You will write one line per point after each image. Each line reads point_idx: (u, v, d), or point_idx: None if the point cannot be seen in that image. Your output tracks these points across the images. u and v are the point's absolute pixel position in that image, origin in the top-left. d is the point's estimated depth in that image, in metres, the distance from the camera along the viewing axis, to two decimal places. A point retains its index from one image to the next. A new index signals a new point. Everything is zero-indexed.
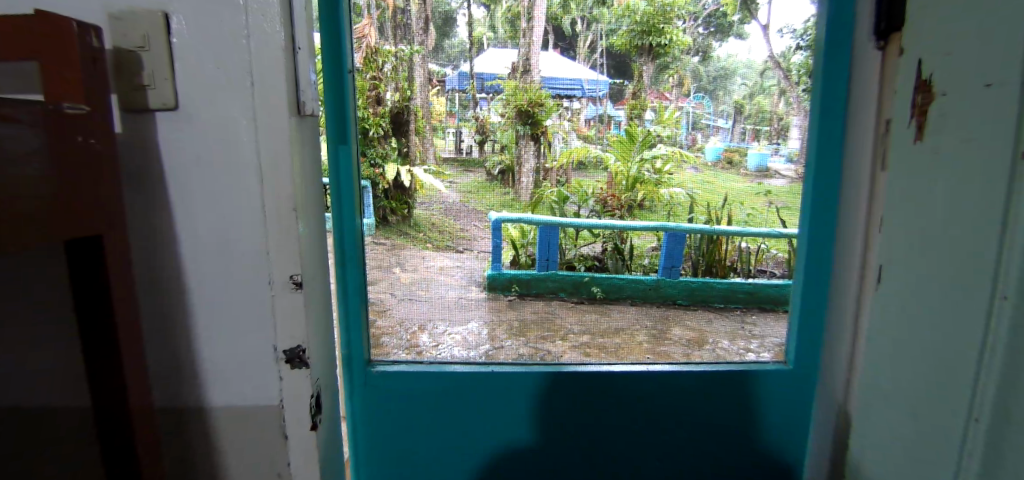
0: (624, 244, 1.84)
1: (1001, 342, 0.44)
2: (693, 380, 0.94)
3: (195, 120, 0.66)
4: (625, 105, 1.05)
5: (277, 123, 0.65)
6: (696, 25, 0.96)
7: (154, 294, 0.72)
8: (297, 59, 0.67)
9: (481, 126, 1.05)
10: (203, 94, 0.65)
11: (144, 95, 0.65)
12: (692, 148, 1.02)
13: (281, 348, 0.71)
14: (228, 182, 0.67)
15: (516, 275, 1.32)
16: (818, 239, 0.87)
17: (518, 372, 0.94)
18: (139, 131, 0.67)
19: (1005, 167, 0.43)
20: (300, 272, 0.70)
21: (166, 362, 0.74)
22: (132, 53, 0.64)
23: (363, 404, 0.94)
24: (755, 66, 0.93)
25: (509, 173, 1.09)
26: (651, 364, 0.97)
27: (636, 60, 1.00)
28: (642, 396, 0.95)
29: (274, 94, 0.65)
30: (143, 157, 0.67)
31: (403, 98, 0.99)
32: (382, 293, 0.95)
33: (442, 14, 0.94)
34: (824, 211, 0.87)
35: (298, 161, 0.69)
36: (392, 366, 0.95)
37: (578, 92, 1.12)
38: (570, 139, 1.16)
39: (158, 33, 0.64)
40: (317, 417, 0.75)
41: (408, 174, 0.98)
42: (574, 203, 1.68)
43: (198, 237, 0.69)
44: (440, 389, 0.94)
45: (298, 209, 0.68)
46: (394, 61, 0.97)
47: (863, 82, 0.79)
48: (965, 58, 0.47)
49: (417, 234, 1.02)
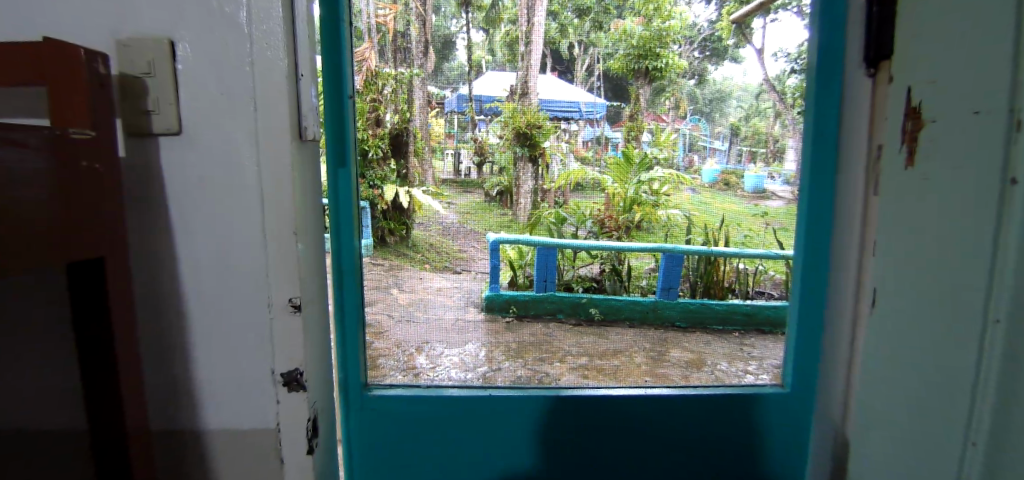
0: (620, 266, 2.47)
1: (995, 365, 0.44)
2: (694, 401, 0.93)
3: (197, 143, 0.67)
4: (622, 126, 1.37)
5: (279, 148, 0.66)
6: (692, 49, 1.21)
7: (153, 315, 0.72)
8: (301, 85, 0.67)
9: (478, 147, 1.28)
10: (205, 117, 0.66)
11: (148, 120, 0.66)
12: (691, 168, 1.23)
13: (279, 371, 0.71)
14: (228, 203, 0.68)
15: (512, 299, 1.97)
16: (813, 262, 0.87)
17: (516, 394, 0.93)
18: (142, 155, 0.67)
19: (995, 192, 0.44)
20: (300, 294, 0.70)
21: (162, 384, 0.73)
22: (137, 79, 0.65)
23: (359, 428, 0.91)
24: (752, 88, 1.02)
25: (505, 195, 1.34)
26: (648, 386, 0.96)
27: (635, 84, 1.33)
28: (645, 418, 0.94)
29: (276, 119, 0.66)
30: (145, 179, 0.68)
31: (404, 120, 1.24)
32: (378, 313, 0.96)
33: (442, 38, 1.06)
34: (818, 233, 0.86)
35: (302, 185, 0.69)
36: (389, 390, 0.92)
37: (576, 113, 1.41)
38: (568, 159, 1.44)
39: (163, 59, 0.65)
40: (313, 440, 0.74)
41: (407, 195, 1.17)
42: (572, 220, 2.07)
43: (198, 259, 0.69)
44: (436, 414, 0.91)
45: (298, 232, 0.69)
46: (395, 84, 1.16)
47: (851, 107, 0.78)
48: (952, 86, 0.48)
49: (415, 256, 1.15)
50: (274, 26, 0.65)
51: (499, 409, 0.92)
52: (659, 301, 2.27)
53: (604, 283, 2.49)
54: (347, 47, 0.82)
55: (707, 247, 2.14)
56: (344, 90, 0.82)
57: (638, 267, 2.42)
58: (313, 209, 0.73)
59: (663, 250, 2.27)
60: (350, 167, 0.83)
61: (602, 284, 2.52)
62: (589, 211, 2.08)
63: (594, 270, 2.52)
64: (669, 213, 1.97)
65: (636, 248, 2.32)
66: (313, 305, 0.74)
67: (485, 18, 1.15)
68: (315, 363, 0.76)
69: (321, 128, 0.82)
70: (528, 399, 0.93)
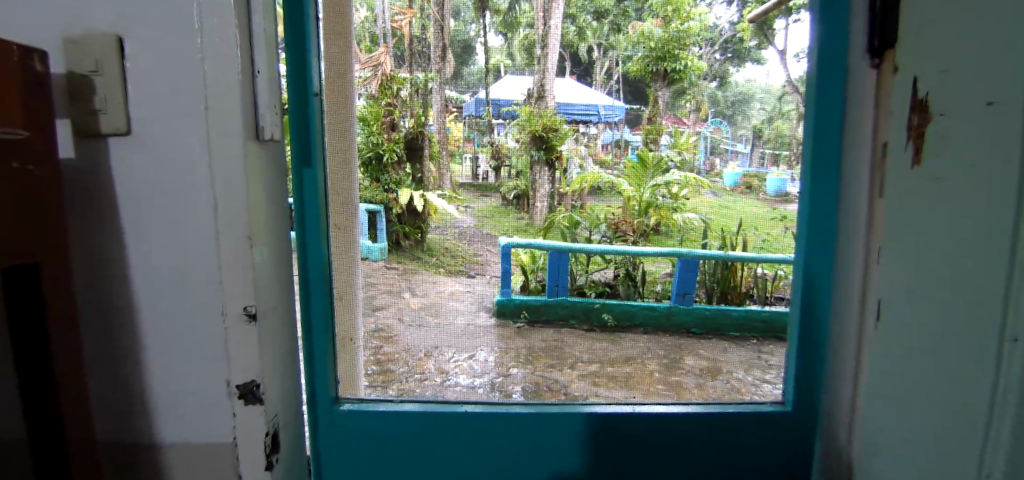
0: (636, 271, 2.46)
1: (1013, 389, 0.37)
2: (689, 425, 0.66)
3: (151, 146, 0.50)
4: (642, 129, 1.58)
5: (231, 146, 0.50)
6: (713, 50, 1.23)
7: (102, 337, 0.55)
8: (258, 83, 0.51)
9: (495, 152, 1.41)
10: (156, 116, 0.50)
11: (97, 122, 0.50)
12: (712, 171, 1.37)
13: (234, 382, 0.54)
14: (185, 209, 0.51)
15: (522, 307, 2.20)
16: (813, 286, 0.64)
17: (526, 412, 0.66)
18: (93, 163, 0.52)
19: (1014, 190, 0.37)
20: (257, 302, 0.53)
21: (115, 418, 0.58)
22: (84, 79, 0.50)
23: (333, 438, 0.66)
24: (775, 90, 0.91)
25: (522, 199, 1.60)
26: (638, 403, 0.68)
27: (653, 85, 1.40)
28: (627, 443, 0.66)
29: (227, 110, 0.49)
30: (94, 189, 0.52)
31: (419, 125, 1.52)
32: (389, 319, 1.30)
33: (462, 41, 1.12)
34: (822, 246, 0.62)
35: (269, 193, 0.54)
36: (364, 401, 0.67)
37: (596, 115, 1.76)
38: (583, 165, 1.83)
39: (113, 58, 0.49)
40: (275, 455, 0.56)
41: (421, 201, 1.55)
42: (586, 222, 2.27)
43: (152, 277, 0.53)
44: (450, 432, 0.66)
45: (254, 237, 0.52)
46: (411, 88, 1.43)
47: (857, 109, 0.57)
48: (960, 69, 0.41)
49: (429, 260, 1.46)
50: (224, 3, 0.48)
51: (540, 438, 0.66)
52: (674, 306, 2.33)
53: (620, 287, 2.49)
54: (313, 16, 0.58)
55: (725, 252, 2.18)
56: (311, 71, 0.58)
57: (654, 271, 2.42)
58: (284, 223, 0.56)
59: (678, 254, 2.28)
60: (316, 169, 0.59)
61: (615, 289, 2.53)
62: (603, 213, 2.26)
63: (610, 274, 2.50)
64: (684, 217, 2.22)
65: (651, 254, 2.34)
66: (279, 316, 0.56)
67: (503, 23, 1.16)
68: (286, 378, 0.59)
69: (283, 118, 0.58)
70: (559, 417, 0.66)
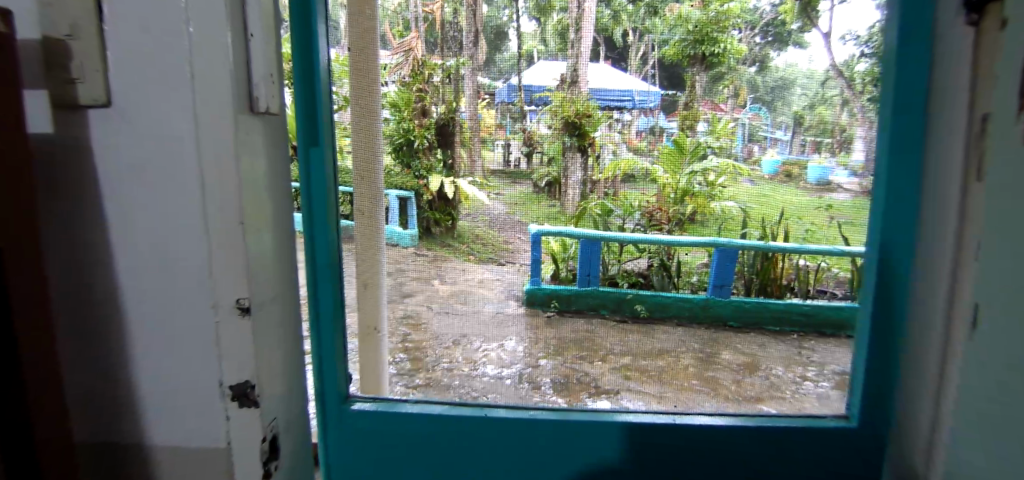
0: (676, 259, 2.45)
1: None
2: (741, 435, 0.85)
3: (135, 120, 0.63)
4: (677, 114, 1.31)
5: (222, 120, 0.62)
6: (753, 33, 1.10)
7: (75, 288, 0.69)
8: (251, 47, 0.64)
9: (527, 137, 1.46)
10: (144, 95, 0.63)
11: (76, 90, 0.63)
12: (747, 159, 1.24)
13: (228, 383, 0.68)
14: (176, 200, 0.64)
15: (548, 293, 2.18)
16: (899, 239, 0.82)
17: (549, 420, 0.84)
18: (71, 128, 0.65)
19: None
20: (249, 297, 0.66)
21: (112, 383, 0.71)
22: (60, 43, 0.62)
23: (348, 430, 0.86)
24: (817, 75, 0.98)
25: (552, 186, 1.50)
26: (681, 414, 0.88)
27: (687, 69, 1.27)
28: (673, 448, 0.85)
29: (215, 107, 0.62)
30: (74, 156, 0.65)
31: (450, 110, 1.40)
32: (420, 305, 1.44)
33: (495, 27, 1.19)
34: (904, 201, 0.81)
35: (256, 194, 0.67)
36: (372, 403, 0.87)
37: (627, 102, 1.58)
38: (618, 151, 1.80)
39: (87, 24, 0.62)
40: (270, 464, 0.71)
41: (451, 184, 1.53)
42: (618, 211, 2.22)
43: (138, 249, 0.67)
44: (470, 431, 0.85)
45: (244, 221, 0.65)
46: (439, 74, 1.35)
47: (944, 86, 0.77)
48: None
49: (459, 246, 1.47)
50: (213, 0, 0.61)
51: (552, 440, 0.84)
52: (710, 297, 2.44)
53: (654, 275, 2.62)
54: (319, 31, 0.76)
55: (763, 242, 2.03)
56: (318, 66, 0.75)
57: (695, 260, 2.35)
58: (271, 199, 0.70)
59: (717, 244, 2.18)
60: (322, 147, 0.76)
61: (648, 278, 2.66)
62: (637, 202, 2.04)
63: (643, 263, 2.66)
64: (723, 205, 1.84)
65: (688, 242, 2.26)
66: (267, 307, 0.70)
67: (536, 7, 1.18)
68: (275, 368, 0.73)
69: (290, 99, 0.74)
70: (560, 425, 0.84)
